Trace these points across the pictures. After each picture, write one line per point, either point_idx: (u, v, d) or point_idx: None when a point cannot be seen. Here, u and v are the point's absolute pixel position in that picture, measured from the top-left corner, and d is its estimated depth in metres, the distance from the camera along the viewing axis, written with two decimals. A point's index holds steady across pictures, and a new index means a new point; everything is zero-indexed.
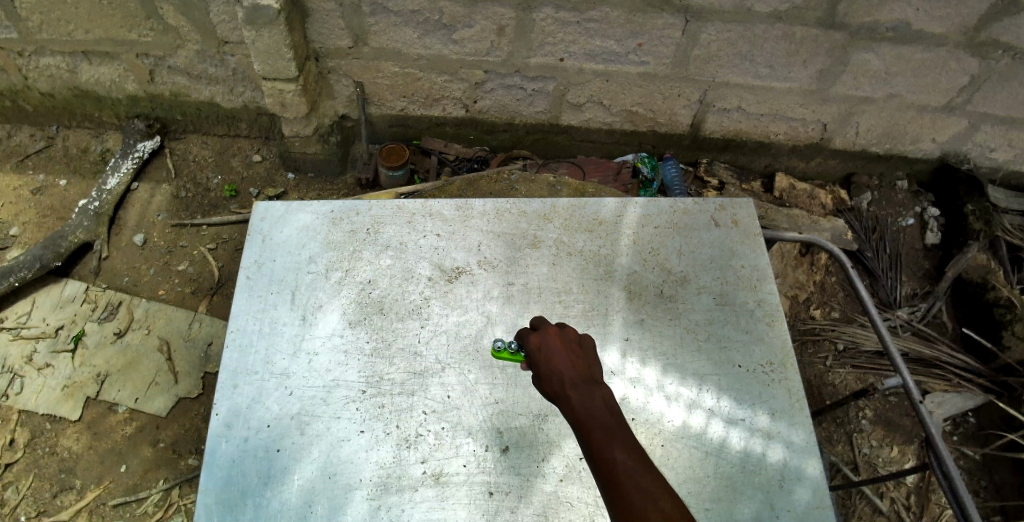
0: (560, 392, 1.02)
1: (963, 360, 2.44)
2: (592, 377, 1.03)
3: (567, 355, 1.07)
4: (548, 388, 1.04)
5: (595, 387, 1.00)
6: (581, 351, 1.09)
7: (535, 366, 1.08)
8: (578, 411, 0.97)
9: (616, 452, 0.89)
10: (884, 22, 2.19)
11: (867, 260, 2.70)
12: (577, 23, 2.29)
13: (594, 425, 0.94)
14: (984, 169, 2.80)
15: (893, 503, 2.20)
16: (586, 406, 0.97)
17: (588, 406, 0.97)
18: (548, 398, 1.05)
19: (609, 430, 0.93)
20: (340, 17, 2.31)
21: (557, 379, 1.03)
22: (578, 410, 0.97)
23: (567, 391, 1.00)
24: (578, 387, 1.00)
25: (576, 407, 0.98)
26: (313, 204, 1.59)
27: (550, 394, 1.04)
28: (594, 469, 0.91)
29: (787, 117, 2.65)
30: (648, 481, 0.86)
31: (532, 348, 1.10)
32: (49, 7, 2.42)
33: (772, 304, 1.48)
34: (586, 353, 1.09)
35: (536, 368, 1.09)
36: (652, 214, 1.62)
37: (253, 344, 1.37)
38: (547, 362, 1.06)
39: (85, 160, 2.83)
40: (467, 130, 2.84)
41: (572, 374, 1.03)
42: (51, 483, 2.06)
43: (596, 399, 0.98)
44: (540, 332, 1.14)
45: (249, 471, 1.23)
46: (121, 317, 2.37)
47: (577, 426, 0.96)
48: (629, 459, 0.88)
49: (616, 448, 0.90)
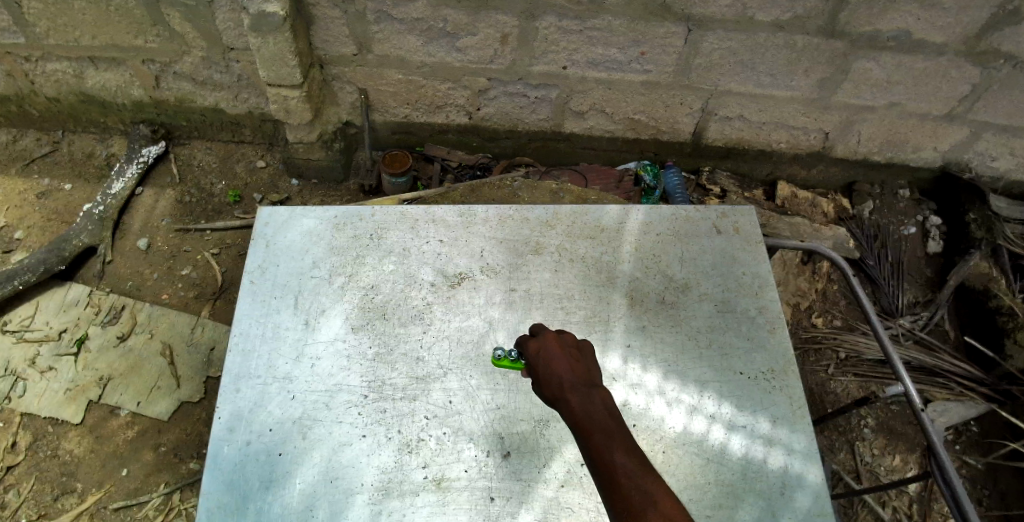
0: (560, 395, 1.02)
1: (966, 368, 2.44)
2: (591, 380, 1.04)
3: (566, 359, 1.08)
4: (547, 391, 1.04)
5: (594, 389, 1.01)
6: (580, 356, 1.10)
7: (534, 370, 1.09)
8: (578, 414, 0.98)
9: (616, 455, 0.90)
10: (885, 31, 2.20)
11: (869, 268, 2.70)
12: (580, 32, 2.31)
13: (594, 428, 0.95)
14: (985, 177, 2.80)
15: (895, 511, 2.19)
16: (586, 409, 0.98)
17: (587, 410, 0.98)
18: (547, 401, 1.05)
19: (609, 433, 0.94)
20: (345, 24, 2.33)
21: (557, 382, 1.03)
22: (578, 412, 0.98)
23: (567, 394, 1.01)
24: (577, 390, 1.01)
25: (576, 409, 0.98)
26: (317, 210, 1.60)
27: (550, 398, 1.04)
28: (594, 472, 0.91)
29: (788, 125, 2.66)
30: (648, 482, 0.86)
31: (531, 352, 1.11)
32: (57, 13, 2.45)
33: (773, 311, 1.48)
34: (584, 358, 1.11)
35: (535, 372, 1.09)
36: (654, 221, 1.63)
37: (256, 348, 1.37)
38: (546, 366, 1.07)
39: (90, 165, 2.85)
40: (469, 137, 2.85)
41: (572, 377, 1.04)
42: (52, 486, 2.06)
43: (595, 402, 0.99)
44: (539, 337, 1.15)
45: (251, 475, 1.23)
46: (124, 321, 2.37)
47: (577, 429, 0.97)
48: (629, 461, 0.89)
49: (616, 450, 0.91)
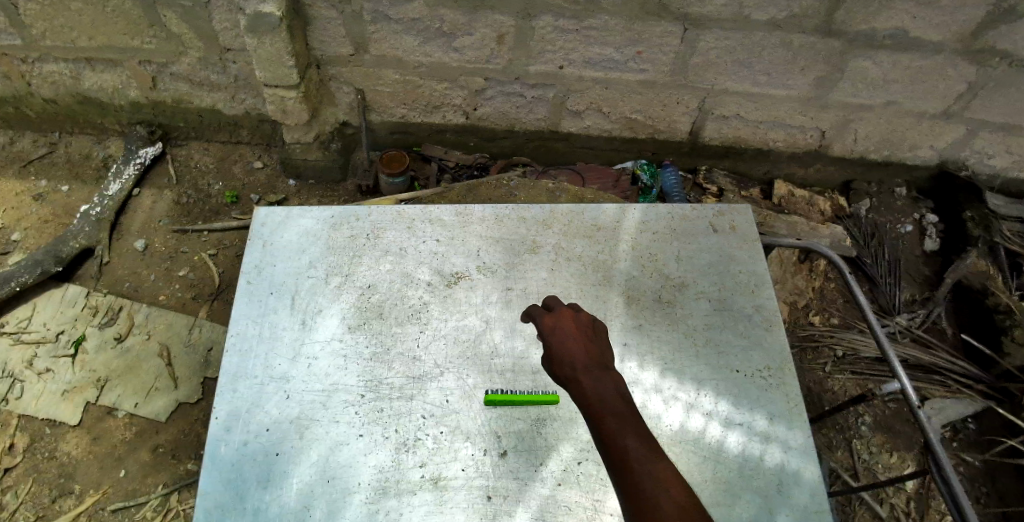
0: (573, 375, 1.06)
1: (964, 366, 2.44)
2: (603, 364, 1.08)
3: (580, 340, 1.13)
4: (559, 370, 1.08)
5: (607, 372, 1.05)
6: (593, 339, 1.14)
7: (548, 349, 1.13)
8: (589, 395, 1.01)
9: (626, 436, 0.94)
10: (881, 30, 2.21)
11: (866, 266, 2.71)
12: (576, 31, 2.31)
13: (605, 409, 0.98)
14: (982, 176, 2.81)
15: (894, 509, 2.19)
16: (598, 390, 1.01)
17: (600, 391, 1.01)
18: (558, 381, 1.09)
19: (620, 415, 0.97)
20: (342, 25, 2.34)
21: (571, 363, 1.07)
22: (590, 393, 1.01)
23: (580, 375, 1.05)
24: (591, 372, 1.05)
25: (588, 391, 1.02)
26: (313, 210, 1.60)
27: (560, 377, 1.08)
28: (603, 450, 0.95)
29: (785, 124, 2.66)
30: (656, 465, 0.90)
31: (547, 330, 1.15)
32: (53, 14, 2.45)
33: (770, 309, 1.48)
34: (597, 341, 1.15)
35: (548, 350, 1.13)
36: (650, 219, 1.63)
37: (253, 348, 1.37)
38: (560, 346, 1.11)
39: (87, 167, 2.84)
40: (466, 137, 2.85)
41: (586, 359, 1.08)
42: (50, 488, 2.06)
43: (607, 384, 1.02)
44: (555, 317, 1.19)
45: (249, 474, 1.23)
46: (122, 322, 2.37)
47: (587, 408, 1.00)
48: (639, 443, 0.93)
49: (627, 433, 0.94)
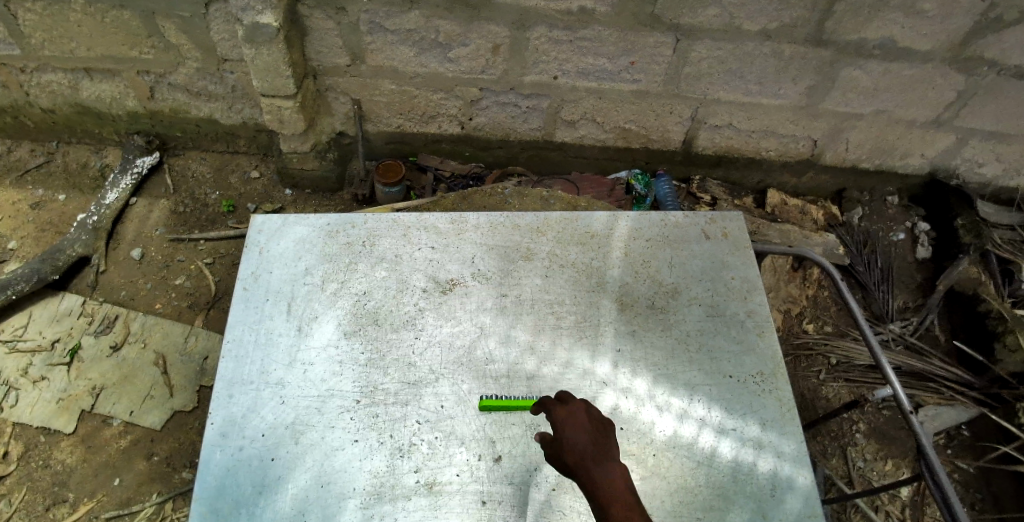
0: (581, 468, 1.02)
1: (956, 373, 2.46)
2: (610, 455, 1.05)
3: (588, 431, 1.09)
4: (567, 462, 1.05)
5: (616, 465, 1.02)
6: (600, 427, 1.11)
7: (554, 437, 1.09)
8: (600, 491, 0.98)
9: None
10: (870, 40, 2.25)
11: (858, 274, 2.73)
12: (570, 42, 2.34)
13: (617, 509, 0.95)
14: (973, 184, 2.85)
15: (888, 515, 2.20)
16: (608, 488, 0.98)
17: (608, 487, 0.98)
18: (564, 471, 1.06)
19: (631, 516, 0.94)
20: (338, 35, 2.37)
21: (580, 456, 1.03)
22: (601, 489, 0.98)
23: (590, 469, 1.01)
24: (598, 463, 1.02)
25: (598, 486, 0.99)
26: (309, 217, 1.62)
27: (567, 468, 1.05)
28: None
29: (777, 133, 2.70)
30: None
31: (554, 418, 1.12)
32: (53, 25, 2.47)
33: (761, 315, 1.50)
34: (605, 431, 1.11)
35: (555, 438, 1.09)
36: (643, 227, 1.65)
37: (249, 354, 1.38)
38: (568, 435, 1.08)
39: (84, 176, 2.85)
40: (462, 147, 2.88)
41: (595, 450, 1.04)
42: (44, 496, 2.05)
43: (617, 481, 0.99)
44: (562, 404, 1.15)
45: (243, 481, 1.24)
46: (117, 331, 2.38)
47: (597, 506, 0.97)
48: None
49: None
